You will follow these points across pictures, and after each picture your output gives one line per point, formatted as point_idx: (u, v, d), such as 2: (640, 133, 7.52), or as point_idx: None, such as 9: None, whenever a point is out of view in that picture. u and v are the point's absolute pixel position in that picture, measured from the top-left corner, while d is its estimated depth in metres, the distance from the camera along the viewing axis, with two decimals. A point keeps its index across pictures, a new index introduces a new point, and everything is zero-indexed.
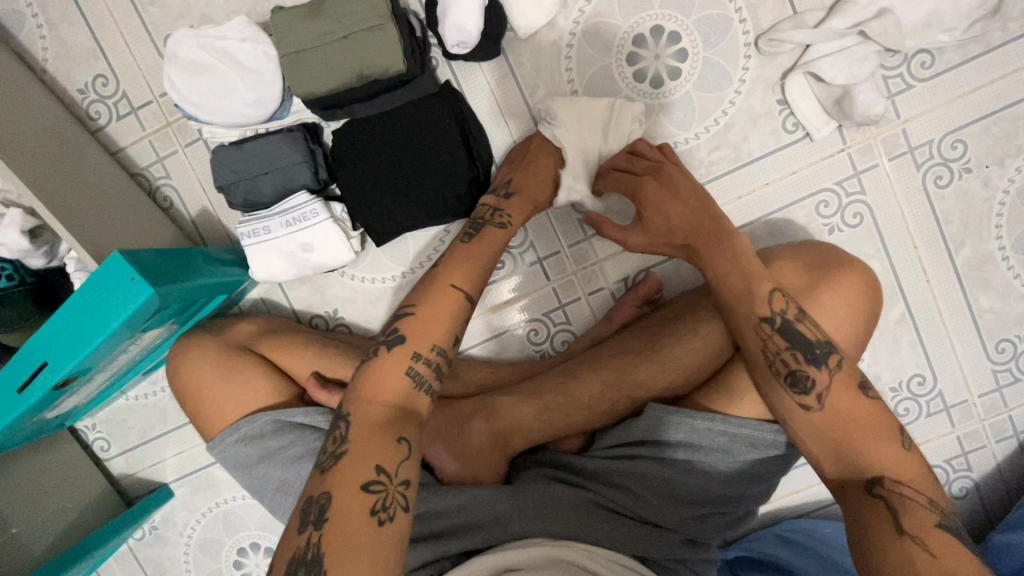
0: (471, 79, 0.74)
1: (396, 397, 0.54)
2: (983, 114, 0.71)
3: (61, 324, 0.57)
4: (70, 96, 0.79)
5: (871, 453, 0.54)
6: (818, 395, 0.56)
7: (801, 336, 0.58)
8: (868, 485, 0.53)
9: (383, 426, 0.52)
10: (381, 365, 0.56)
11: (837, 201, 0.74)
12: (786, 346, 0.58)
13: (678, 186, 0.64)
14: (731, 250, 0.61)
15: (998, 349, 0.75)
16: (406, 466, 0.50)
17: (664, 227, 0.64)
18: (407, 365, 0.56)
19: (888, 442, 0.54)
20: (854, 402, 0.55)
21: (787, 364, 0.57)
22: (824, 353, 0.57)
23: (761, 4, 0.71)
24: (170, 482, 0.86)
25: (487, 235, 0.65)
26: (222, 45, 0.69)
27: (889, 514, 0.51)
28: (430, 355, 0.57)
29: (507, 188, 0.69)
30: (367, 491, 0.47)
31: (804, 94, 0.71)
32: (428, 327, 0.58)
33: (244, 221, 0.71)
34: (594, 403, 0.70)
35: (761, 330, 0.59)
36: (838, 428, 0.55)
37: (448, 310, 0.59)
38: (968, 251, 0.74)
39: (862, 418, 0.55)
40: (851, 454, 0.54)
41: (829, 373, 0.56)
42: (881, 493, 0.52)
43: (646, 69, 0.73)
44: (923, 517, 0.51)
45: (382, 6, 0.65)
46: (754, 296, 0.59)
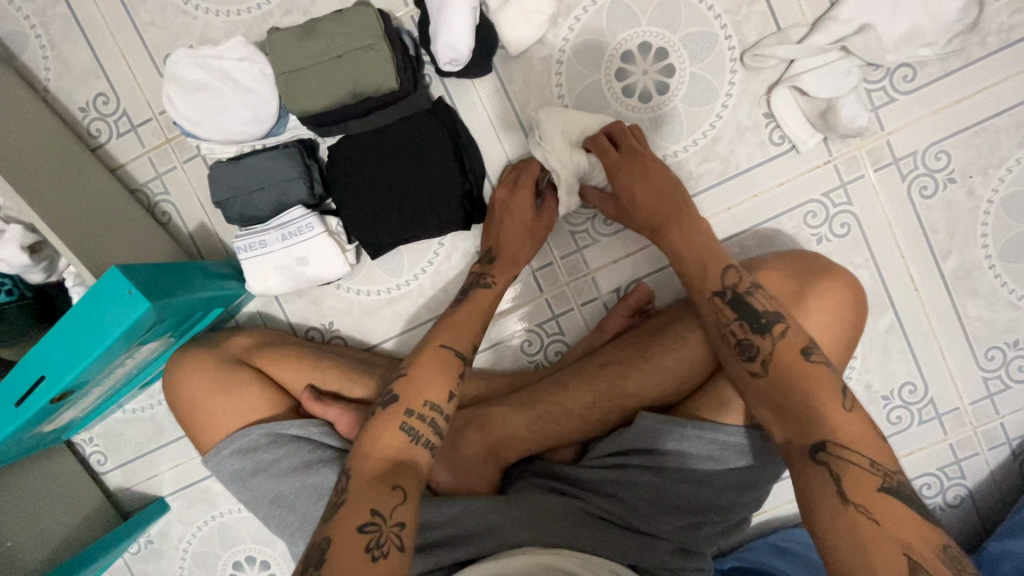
0: (463, 95, 0.76)
1: (393, 450, 0.56)
2: (965, 125, 0.72)
3: (59, 338, 0.57)
4: (71, 114, 0.81)
5: (817, 415, 0.52)
6: (764, 361, 0.57)
7: (748, 307, 0.60)
8: (812, 451, 0.51)
9: (380, 476, 0.54)
10: (379, 423, 0.58)
11: (824, 212, 0.75)
12: (735, 317, 0.60)
13: (649, 168, 0.68)
14: (693, 230, 0.66)
15: (988, 356, 0.76)
16: (402, 509, 0.52)
17: (630, 206, 0.68)
18: (400, 421, 0.58)
19: (829, 403, 0.52)
20: (799, 367, 0.55)
21: (736, 334, 0.59)
22: (770, 323, 0.58)
23: (746, 21, 0.73)
24: (166, 495, 0.87)
25: (473, 297, 0.70)
26: (219, 64, 0.71)
27: (833, 480, 0.48)
28: (423, 411, 0.59)
29: (489, 255, 0.73)
30: (362, 532, 0.49)
31: (789, 107, 0.72)
32: (421, 384, 0.61)
33: (240, 236, 0.72)
34: (586, 412, 0.70)
35: (713, 304, 0.62)
36: (784, 392, 0.54)
37: (440, 366, 0.63)
38: (955, 260, 0.75)
39: (805, 380, 0.54)
40: (797, 416, 0.53)
41: (773, 342, 0.57)
42: (826, 459, 0.50)
43: (634, 84, 0.75)
44: (867, 483, 0.48)
45: (375, 27, 0.67)
46: (708, 273, 0.63)
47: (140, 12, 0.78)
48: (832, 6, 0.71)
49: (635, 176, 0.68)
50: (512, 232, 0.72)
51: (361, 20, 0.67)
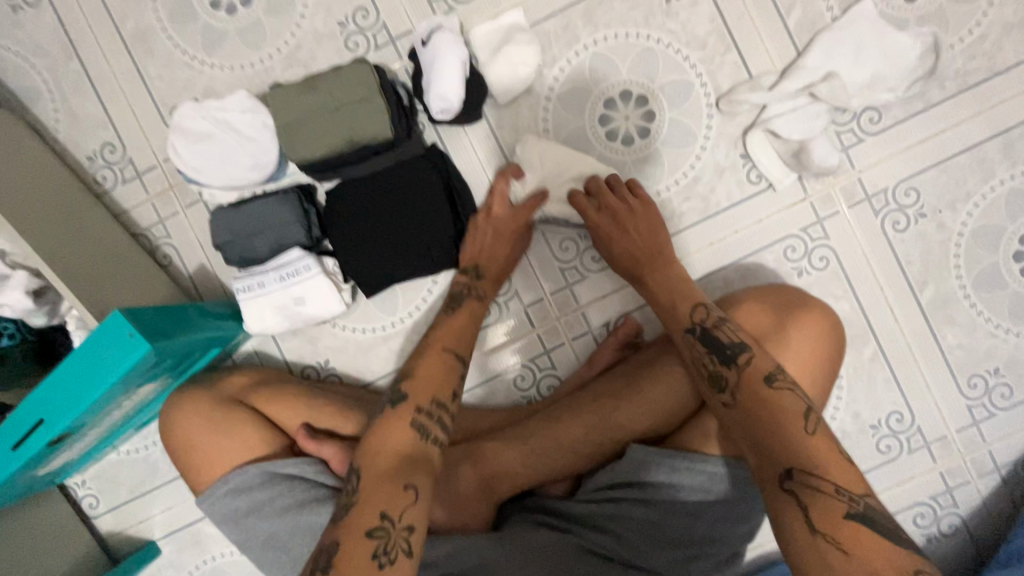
0: (455, 140, 0.80)
1: (404, 448, 0.57)
2: (931, 163, 0.76)
3: (59, 382, 0.59)
4: (78, 162, 0.84)
5: (783, 441, 0.53)
6: (733, 392, 0.58)
7: (717, 340, 0.62)
8: (780, 479, 0.51)
9: (391, 474, 0.55)
10: (387, 422, 0.60)
11: (804, 246, 0.78)
12: (706, 352, 0.62)
13: (628, 221, 0.72)
14: (671, 272, 0.71)
15: (971, 384, 0.78)
16: (412, 510, 0.53)
17: (611, 257, 0.74)
18: (412, 419, 0.60)
19: (793, 427, 0.53)
20: (761, 395, 0.56)
21: (708, 366, 0.61)
22: (735, 353, 0.60)
23: (720, 69, 0.77)
24: (158, 540, 0.85)
25: (466, 307, 0.72)
26: (223, 116, 0.74)
27: (801, 511, 0.49)
28: (431, 409, 0.61)
29: (477, 270, 0.74)
30: (370, 538, 0.51)
31: (765, 149, 0.76)
32: (429, 384, 0.63)
33: (239, 278, 0.75)
34: (579, 445, 0.71)
35: (687, 340, 0.64)
36: (751, 419, 0.55)
37: (445, 369, 0.65)
38: (931, 290, 0.77)
39: (768, 407, 0.55)
40: (763, 442, 0.54)
41: (739, 371, 0.59)
42: (793, 487, 0.50)
43: (617, 129, 0.79)
44: (832, 509, 0.48)
45: (371, 82, 0.71)
46: (677, 311, 0.67)
47: (149, 67, 0.82)
48: (799, 56, 0.76)
49: (615, 224, 0.72)
50: (496, 245, 0.75)
51: (357, 76, 0.72)
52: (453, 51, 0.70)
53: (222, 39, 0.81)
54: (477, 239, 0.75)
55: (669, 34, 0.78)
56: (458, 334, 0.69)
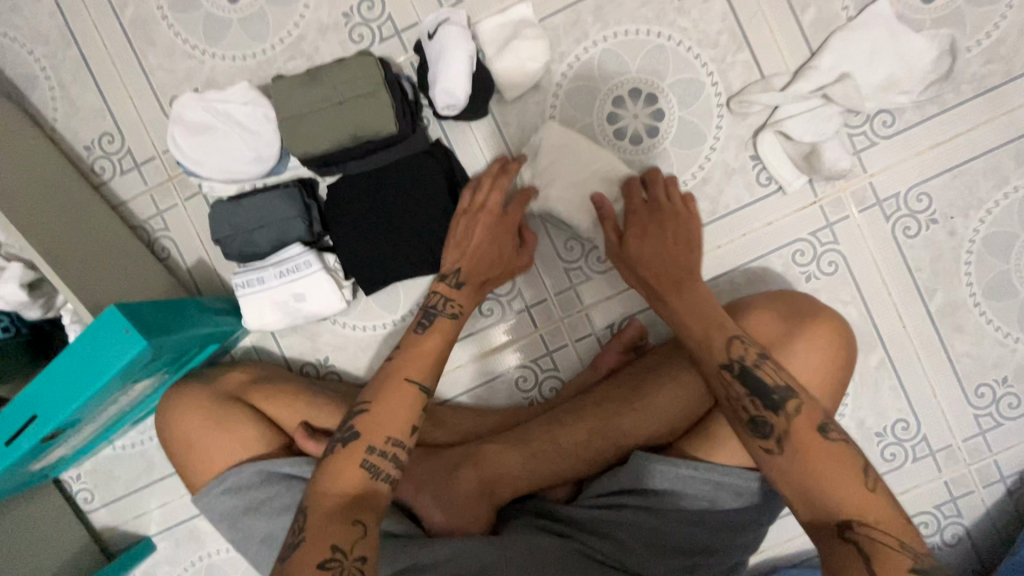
0: (460, 136, 0.78)
1: (352, 487, 0.56)
2: (944, 169, 0.75)
3: (53, 378, 0.58)
4: (76, 152, 0.82)
5: (839, 497, 0.53)
6: (779, 440, 0.56)
7: (760, 382, 0.59)
8: (838, 530, 0.52)
9: (338, 513, 0.54)
10: (335, 460, 0.58)
11: (812, 251, 0.77)
12: (746, 393, 0.59)
13: (664, 233, 0.69)
14: (697, 300, 0.65)
15: (978, 394, 0.77)
16: (363, 542, 0.52)
17: (636, 263, 0.69)
18: (361, 457, 0.57)
19: (848, 480, 0.53)
20: (814, 445, 0.55)
21: (749, 411, 0.58)
22: (783, 399, 0.57)
23: (731, 69, 0.76)
24: (153, 535, 0.85)
25: (436, 327, 0.68)
26: (225, 108, 0.73)
27: (863, 561, 0.50)
28: (385, 447, 0.58)
29: (457, 278, 0.70)
30: (323, 569, 0.49)
31: (776, 151, 0.75)
32: (383, 420, 0.60)
33: (239, 272, 0.74)
34: (581, 450, 0.70)
35: (722, 378, 0.61)
36: (802, 472, 0.55)
37: (403, 401, 0.61)
38: (940, 297, 0.76)
39: (817, 458, 0.54)
40: (814, 497, 0.54)
41: (788, 419, 0.57)
42: (854, 537, 0.51)
43: (625, 127, 0.77)
44: (896, 562, 0.49)
45: (375, 75, 0.69)
46: (713, 344, 0.62)
47: (149, 56, 0.81)
48: (813, 56, 0.75)
49: (646, 239, 0.69)
50: (478, 255, 0.70)
51: (362, 69, 0.70)
52: (460, 45, 0.68)
53: (224, 28, 0.79)
54: (462, 241, 0.71)
55: (679, 32, 0.76)
56: (424, 355, 0.65)
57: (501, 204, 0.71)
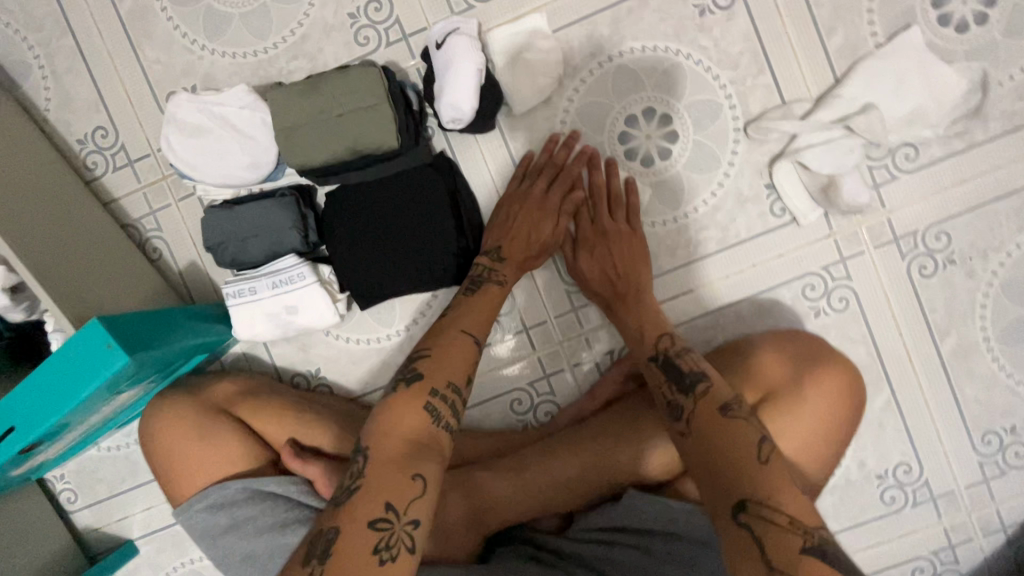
0: (465, 149, 0.76)
1: (415, 431, 0.53)
2: (966, 208, 0.72)
3: (31, 390, 0.56)
4: (67, 145, 0.80)
5: (735, 472, 0.50)
6: (687, 421, 0.56)
7: (677, 368, 0.61)
8: (733, 512, 0.48)
9: (400, 459, 0.51)
10: (398, 400, 0.55)
11: (823, 285, 0.74)
12: (665, 380, 0.61)
13: (609, 240, 0.72)
14: (646, 302, 0.70)
15: (984, 441, 0.75)
16: (418, 504, 0.49)
17: (583, 281, 0.73)
18: (424, 401, 0.56)
19: (745, 454, 0.51)
20: (718, 423, 0.53)
21: (666, 396, 0.60)
22: (693, 382, 0.59)
23: (750, 92, 0.73)
24: (136, 539, 0.83)
25: (485, 291, 0.68)
26: (221, 110, 0.70)
27: (756, 546, 0.46)
28: (447, 392, 0.57)
29: (498, 254, 0.71)
30: (373, 529, 0.47)
31: (792, 181, 0.72)
32: (444, 365, 0.59)
33: (230, 281, 0.71)
34: (574, 483, 0.69)
35: (649, 368, 0.64)
36: (705, 449, 0.52)
37: (463, 355, 0.61)
38: (953, 340, 0.74)
39: (714, 437, 0.52)
40: (713, 474, 0.51)
41: (695, 402, 0.57)
42: (745, 521, 0.47)
43: (636, 148, 0.74)
44: (788, 544, 0.45)
45: (378, 87, 0.66)
46: (644, 338, 0.67)
47: (146, 50, 0.78)
48: (837, 83, 0.71)
49: (592, 254, 0.72)
50: (520, 230, 0.71)
51: (364, 79, 0.66)
52: (468, 58, 0.65)
53: (225, 24, 0.76)
54: (507, 224, 0.72)
55: (699, 50, 0.73)
56: (479, 313, 0.66)
57: (544, 185, 0.73)
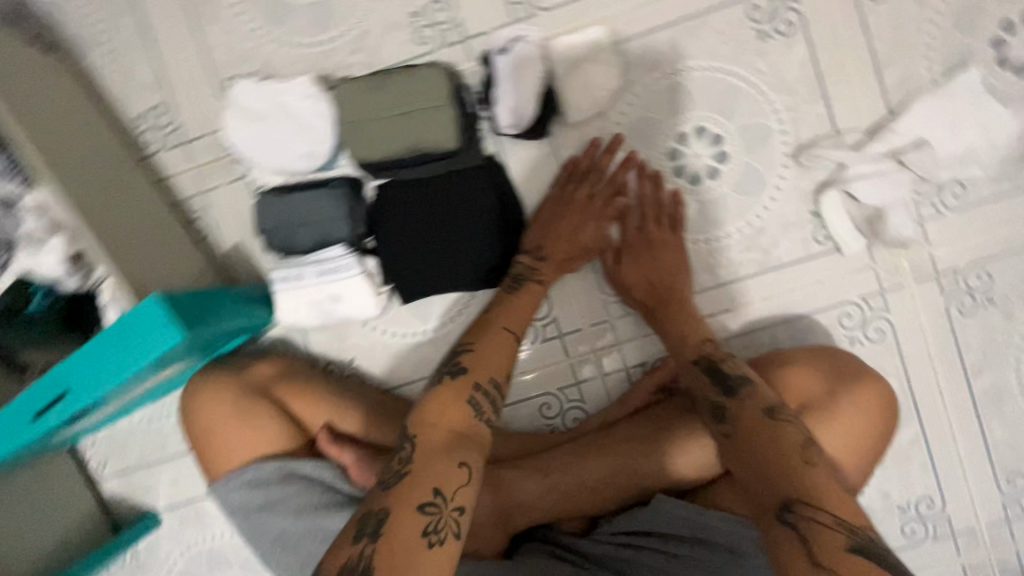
0: (515, 154, 0.76)
1: (458, 422, 0.55)
2: (1010, 250, 0.72)
3: (86, 358, 0.58)
4: (124, 121, 0.81)
5: (780, 472, 0.51)
6: (730, 422, 0.57)
7: (723, 372, 0.63)
8: (779, 511, 0.49)
9: (446, 447, 0.52)
10: (442, 393, 0.57)
11: (860, 315, 0.75)
12: (709, 383, 0.63)
13: (654, 246, 0.74)
14: (687, 309, 0.71)
15: (1010, 481, 0.75)
16: (463, 492, 0.50)
17: (624, 286, 0.74)
18: (467, 394, 0.57)
19: (792, 457, 0.52)
20: (764, 425, 0.55)
21: (711, 398, 0.61)
22: (737, 385, 0.61)
23: (803, 119, 0.73)
24: (159, 511, 0.85)
25: (527, 291, 0.70)
26: (286, 98, 0.72)
27: (801, 542, 0.46)
28: (487, 386, 0.59)
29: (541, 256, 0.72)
30: (420, 513, 0.47)
31: (838, 210, 0.73)
32: (487, 362, 0.61)
33: (278, 267, 0.73)
34: (600, 486, 0.70)
35: (692, 371, 0.66)
36: (749, 448, 0.54)
37: (503, 353, 0.63)
38: (986, 379, 0.74)
39: (757, 437, 0.54)
40: (757, 475, 0.52)
41: (739, 404, 0.59)
42: (793, 520, 0.48)
43: (685, 166, 0.75)
44: (833, 542, 0.45)
45: (444, 89, 0.69)
46: (687, 342, 0.69)
47: (210, 33, 0.79)
48: (890, 116, 0.72)
49: (637, 263, 0.74)
50: (563, 233, 0.73)
51: (430, 80, 0.69)
52: (530, 70, 0.69)
53: (288, 14, 0.77)
54: (556, 225, 0.73)
55: (754, 74, 0.73)
56: (518, 314, 0.68)
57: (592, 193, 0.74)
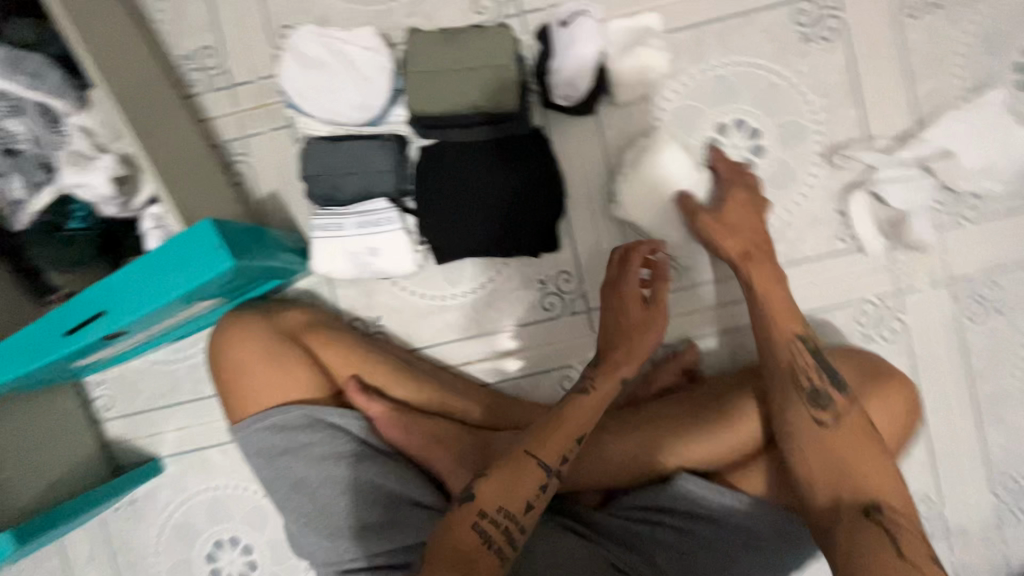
0: (560, 129, 0.78)
1: (466, 543, 0.53)
2: (1020, 263, 0.76)
3: (129, 278, 0.57)
4: (171, 58, 0.81)
5: (870, 479, 0.59)
6: (835, 414, 0.62)
7: (827, 362, 0.66)
8: (868, 510, 0.57)
9: (455, 562, 0.52)
10: (454, 519, 0.55)
11: (876, 314, 0.78)
12: (813, 365, 0.65)
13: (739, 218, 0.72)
14: (773, 277, 0.70)
15: (1003, 486, 0.78)
16: None
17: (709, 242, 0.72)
18: (473, 521, 0.55)
19: (882, 465, 0.59)
20: (863, 432, 0.61)
21: (811, 380, 0.64)
22: (844, 381, 0.65)
23: (838, 122, 0.77)
24: (163, 457, 0.83)
25: (582, 387, 0.66)
26: (343, 48, 0.72)
27: (888, 540, 0.54)
28: (498, 516, 0.55)
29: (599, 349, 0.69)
30: None
31: (864, 211, 0.76)
32: (502, 486, 0.57)
33: (319, 214, 0.73)
34: (626, 461, 0.70)
35: (793, 345, 0.66)
36: (849, 446, 0.60)
37: (519, 470, 0.58)
38: (989, 386, 0.78)
39: (857, 440, 0.60)
40: (850, 473, 0.59)
41: (847, 400, 0.63)
42: (880, 519, 0.56)
43: (723, 156, 0.78)
44: (918, 546, 0.54)
45: (509, 50, 0.71)
46: (789, 319, 0.68)
47: None
48: (919, 127, 0.76)
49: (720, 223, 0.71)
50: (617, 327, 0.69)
51: (496, 40, 0.71)
52: (591, 40, 0.70)
53: None
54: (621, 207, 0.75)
55: (796, 75, 0.77)
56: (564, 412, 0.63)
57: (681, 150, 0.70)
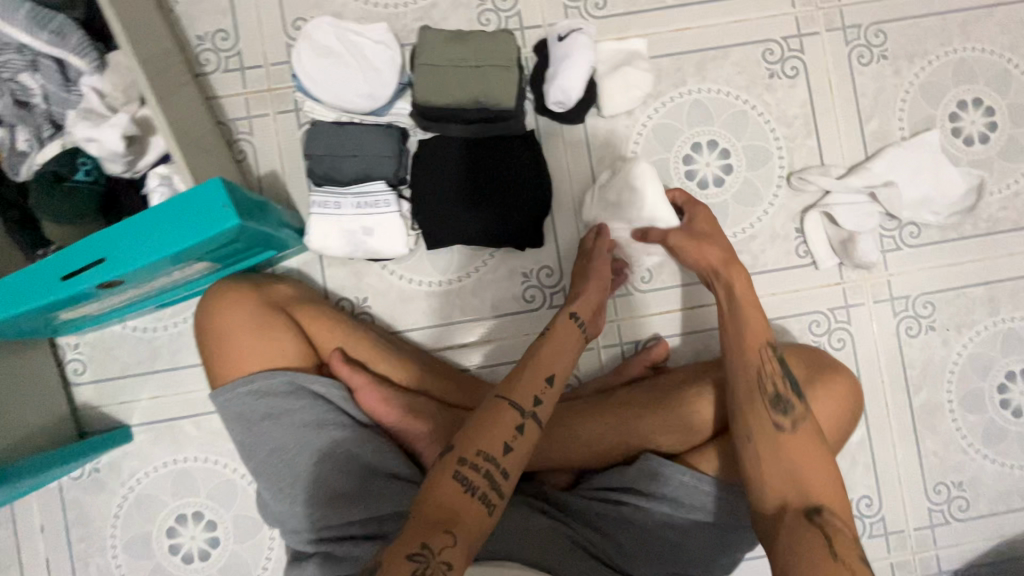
0: (551, 134, 0.85)
1: (445, 494, 0.54)
2: (950, 286, 0.86)
3: (133, 228, 0.59)
4: (185, 36, 0.84)
5: (817, 487, 0.63)
6: (794, 421, 0.66)
7: (790, 371, 0.70)
8: (810, 514, 0.60)
9: (434, 517, 0.53)
10: (433, 475, 0.56)
11: (827, 324, 0.85)
12: (779, 367, 0.69)
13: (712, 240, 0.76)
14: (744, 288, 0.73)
15: (936, 490, 0.85)
16: (451, 550, 0.51)
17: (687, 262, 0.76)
18: (453, 470, 0.56)
19: (826, 471, 0.64)
20: (814, 438, 0.65)
21: (777, 386, 0.68)
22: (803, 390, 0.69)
23: (797, 150, 0.86)
24: (133, 425, 0.82)
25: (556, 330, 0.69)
26: (357, 41, 0.78)
27: (824, 539, 0.58)
28: (476, 460, 0.56)
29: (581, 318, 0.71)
30: (409, 560, 0.50)
31: (818, 230, 0.84)
32: (480, 430, 0.58)
33: (317, 193, 0.76)
34: (594, 443, 0.74)
35: (765, 351, 0.70)
36: (802, 452, 0.64)
37: (496, 415, 0.60)
38: (923, 396, 0.86)
39: (808, 446, 0.65)
40: (800, 479, 0.63)
41: (804, 406, 0.67)
42: (820, 522, 0.60)
43: (696, 171, 0.85)
44: (850, 548, 0.58)
45: (512, 54, 0.78)
46: (760, 331, 0.71)
47: None
48: (867, 159, 0.85)
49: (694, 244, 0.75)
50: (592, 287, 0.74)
51: (502, 45, 0.79)
52: (584, 54, 0.77)
53: None
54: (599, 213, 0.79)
55: (763, 105, 0.86)
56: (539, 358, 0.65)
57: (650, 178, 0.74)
